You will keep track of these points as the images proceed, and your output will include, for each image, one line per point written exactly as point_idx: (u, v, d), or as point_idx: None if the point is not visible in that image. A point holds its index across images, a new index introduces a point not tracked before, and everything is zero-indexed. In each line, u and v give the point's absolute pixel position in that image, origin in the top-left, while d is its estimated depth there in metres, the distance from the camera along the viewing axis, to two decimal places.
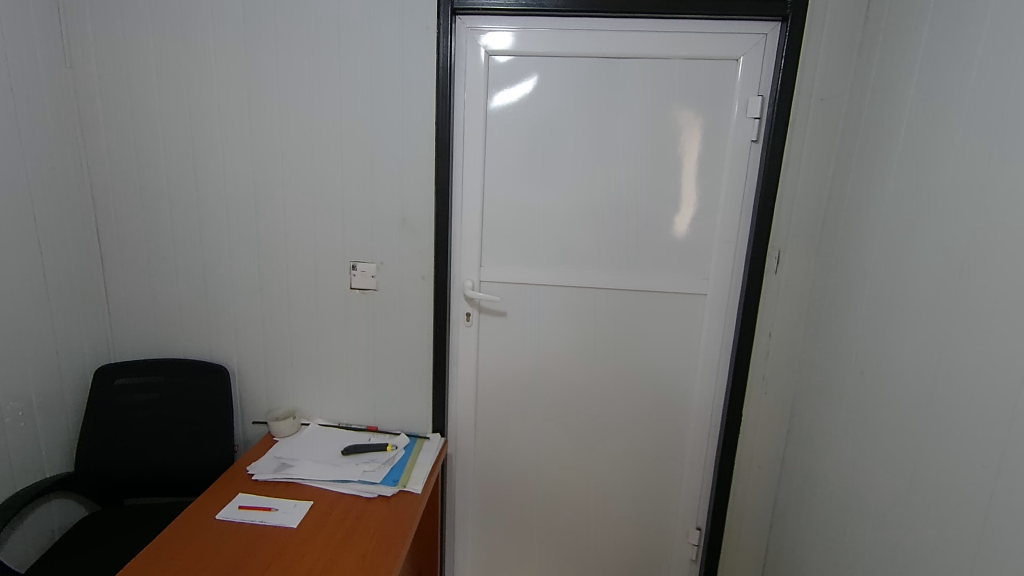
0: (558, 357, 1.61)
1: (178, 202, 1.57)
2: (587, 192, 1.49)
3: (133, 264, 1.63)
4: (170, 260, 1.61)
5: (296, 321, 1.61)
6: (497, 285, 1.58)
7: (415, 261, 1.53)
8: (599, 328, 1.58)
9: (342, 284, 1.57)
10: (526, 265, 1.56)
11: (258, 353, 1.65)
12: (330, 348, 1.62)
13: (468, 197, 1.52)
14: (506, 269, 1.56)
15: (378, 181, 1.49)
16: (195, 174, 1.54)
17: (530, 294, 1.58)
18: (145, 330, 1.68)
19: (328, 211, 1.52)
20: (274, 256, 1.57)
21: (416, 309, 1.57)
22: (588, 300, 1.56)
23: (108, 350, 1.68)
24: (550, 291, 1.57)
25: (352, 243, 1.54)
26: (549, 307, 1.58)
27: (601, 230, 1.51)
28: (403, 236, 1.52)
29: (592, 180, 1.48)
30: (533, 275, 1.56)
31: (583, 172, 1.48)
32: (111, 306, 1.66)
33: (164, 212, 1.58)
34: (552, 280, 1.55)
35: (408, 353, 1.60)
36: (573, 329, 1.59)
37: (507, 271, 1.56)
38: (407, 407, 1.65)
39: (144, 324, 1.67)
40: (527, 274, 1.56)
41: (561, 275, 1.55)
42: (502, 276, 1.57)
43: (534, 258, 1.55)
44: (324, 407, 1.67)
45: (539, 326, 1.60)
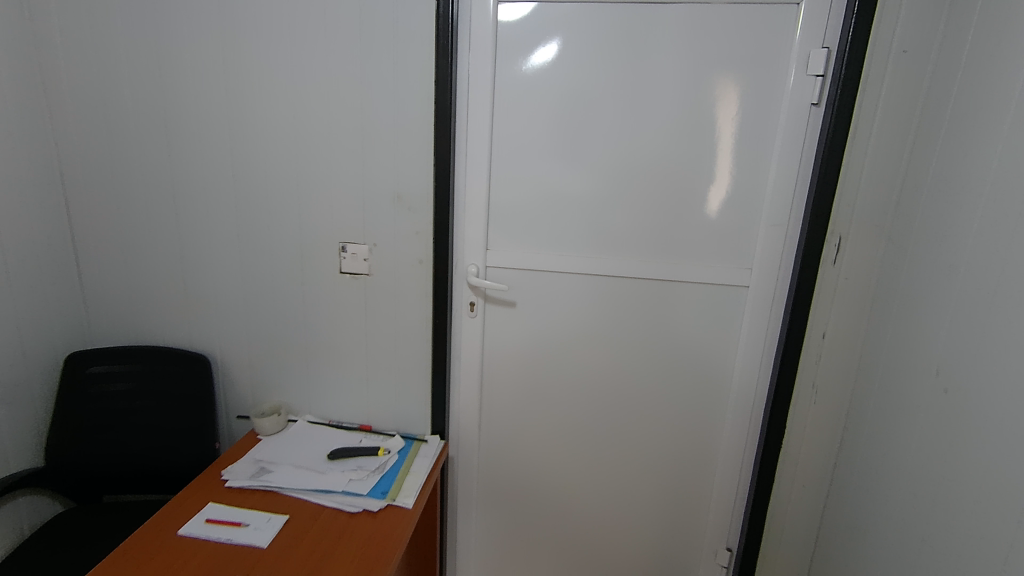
0: (573, 353, 1.42)
1: (153, 174, 1.41)
2: (612, 166, 1.27)
3: (107, 242, 1.48)
4: (147, 238, 1.46)
5: (281, 307, 1.45)
6: (506, 271, 1.38)
7: (412, 243, 1.34)
8: (621, 322, 1.38)
9: (331, 267, 1.39)
10: (541, 249, 1.36)
11: (242, 342, 1.50)
12: (320, 339, 1.45)
13: (473, 170, 1.32)
14: (517, 253, 1.37)
15: (370, 149, 1.30)
16: (169, 141, 1.38)
17: (543, 282, 1.38)
18: (123, 313, 1.54)
19: (315, 184, 1.34)
20: (256, 235, 1.40)
21: (413, 297, 1.39)
22: (609, 290, 1.36)
23: (85, 334, 1.56)
24: (566, 278, 1.37)
25: (341, 221, 1.36)
26: (564, 298, 1.38)
27: (627, 212, 1.30)
28: (397, 213, 1.33)
29: (618, 150, 1.26)
30: (547, 260, 1.36)
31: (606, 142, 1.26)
32: (86, 286, 1.53)
33: (138, 185, 1.42)
34: (570, 265, 1.35)
35: (404, 346, 1.43)
36: (592, 321, 1.39)
37: (518, 255, 1.37)
38: (403, 405, 1.48)
39: (121, 307, 1.53)
40: (541, 259, 1.36)
41: (579, 261, 1.35)
42: (512, 261, 1.37)
43: (549, 241, 1.35)
44: (313, 403, 1.51)
45: (553, 318, 1.40)
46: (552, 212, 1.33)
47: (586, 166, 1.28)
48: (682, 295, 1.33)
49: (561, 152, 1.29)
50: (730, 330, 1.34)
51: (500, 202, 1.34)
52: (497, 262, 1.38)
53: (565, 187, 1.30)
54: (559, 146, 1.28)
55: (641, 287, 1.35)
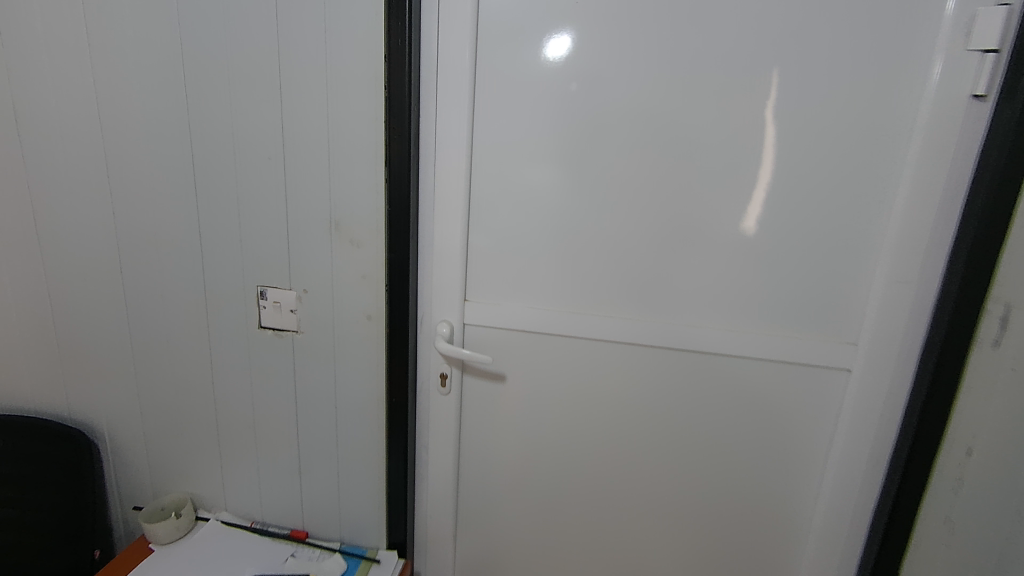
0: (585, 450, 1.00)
1: (6, 184, 1.01)
2: (649, 187, 0.86)
3: None
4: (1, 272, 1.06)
5: (181, 373, 1.04)
6: (492, 331, 0.97)
7: (356, 291, 0.93)
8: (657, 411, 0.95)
9: (245, 321, 0.98)
10: (542, 303, 0.94)
11: (133, 416, 1.09)
12: (234, 417, 1.05)
13: (445, 189, 0.91)
14: (508, 308, 0.95)
15: (296, 156, 0.89)
16: (20, 144, 0.98)
17: (545, 349, 0.96)
18: None
19: (218, 204, 0.93)
20: (145, 273, 1.00)
21: (360, 366, 0.97)
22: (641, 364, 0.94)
23: None
24: (578, 345, 0.95)
25: (256, 257, 0.94)
26: (575, 373, 0.96)
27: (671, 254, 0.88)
28: (335, 248, 0.92)
29: (660, 164, 0.85)
30: (550, 318, 0.94)
31: (641, 151, 0.85)
32: None
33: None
34: (584, 327, 0.93)
35: (349, 431, 1.02)
36: (614, 407, 0.96)
37: (509, 311, 0.95)
38: (349, 509, 1.07)
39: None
40: (542, 317, 0.94)
41: (598, 321, 0.93)
42: (501, 319, 0.95)
43: (554, 292, 0.93)
44: (229, 499, 1.11)
45: (558, 399, 0.98)
46: (558, 250, 0.91)
47: (611, 187, 0.87)
48: (749, 377, 0.91)
49: (574, 164, 0.87)
50: (814, 428, 0.92)
51: (485, 235, 0.93)
52: (479, 319, 0.96)
53: (578, 215, 0.89)
54: (570, 157, 0.87)
55: (689, 362, 0.92)
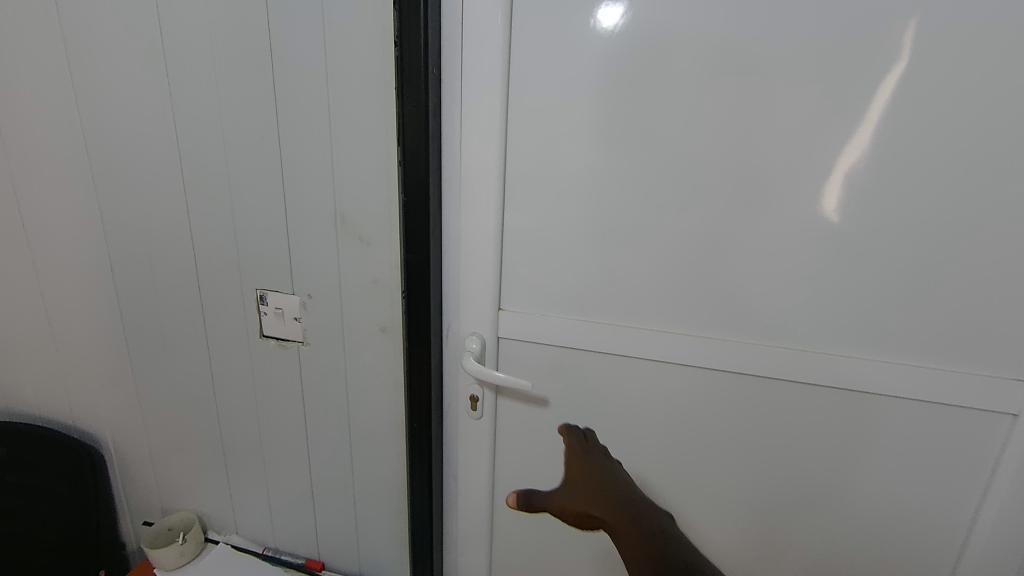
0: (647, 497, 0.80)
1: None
2: (743, 169, 0.64)
3: None
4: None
5: (180, 385, 0.92)
6: (533, 349, 0.78)
7: (369, 298, 0.77)
8: (741, 454, 0.75)
9: (245, 328, 0.85)
10: (595, 319, 0.74)
11: (136, 429, 0.99)
12: (240, 435, 0.92)
13: (474, 173, 0.72)
14: (552, 323, 0.76)
15: (293, 135, 0.73)
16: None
17: (599, 374, 0.77)
18: None
19: (210, 194, 0.79)
20: (136, 273, 0.87)
21: (374, 385, 0.82)
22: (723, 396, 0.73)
23: None
24: (642, 370, 0.75)
25: (255, 255, 0.80)
26: (636, 404, 0.76)
27: (769, 258, 0.66)
28: (341, 245, 0.76)
29: (759, 138, 0.63)
30: (606, 336, 0.74)
31: (734, 120, 0.62)
32: None
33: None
34: (649, 348, 0.73)
35: (365, 457, 0.87)
36: (685, 448, 0.77)
37: (554, 326, 0.76)
38: (367, 541, 0.93)
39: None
40: (595, 335, 0.74)
41: (668, 342, 0.72)
42: (543, 335, 0.77)
43: (611, 305, 0.73)
44: (239, 521, 0.99)
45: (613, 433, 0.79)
46: (617, 252, 0.71)
47: (690, 170, 0.65)
48: (871, 420, 0.69)
49: (641, 140, 0.66)
50: (959, 487, 0.69)
51: (524, 232, 0.73)
52: (516, 333, 0.78)
53: (644, 208, 0.68)
54: (636, 131, 0.66)
55: (788, 397, 0.70)
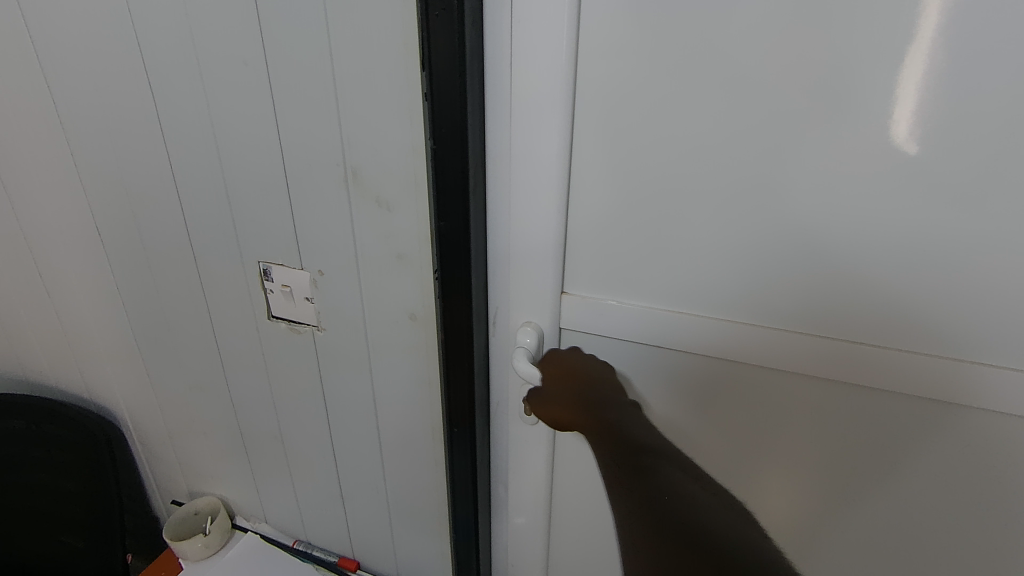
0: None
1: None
2: (974, 93, 0.39)
3: None
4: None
5: (191, 366, 0.80)
6: (606, 346, 0.59)
7: (393, 276, 0.60)
8: (892, 505, 0.54)
9: (252, 307, 0.70)
10: (702, 312, 0.53)
11: (151, 409, 0.89)
12: (258, 424, 0.80)
13: (527, 108, 0.50)
14: (635, 315, 0.55)
15: (282, 58, 0.53)
16: None
17: (694, 385, 0.56)
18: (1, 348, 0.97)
19: (192, 141, 0.62)
20: (126, 238, 0.73)
21: (405, 380, 0.66)
22: (880, 428, 0.51)
23: None
24: (761, 386, 0.53)
25: (253, 221, 0.64)
26: (742, 427, 0.56)
27: (992, 242, 0.42)
28: (354, 209, 0.58)
29: (1003, 45, 0.38)
30: (709, 338, 0.53)
31: (967, 8, 0.38)
32: None
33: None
34: (781, 357, 0.51)
35: (399, 458, 0.73)
36: (813, 489, 0.56)
37: (637, 319, 0.56)
38: (406, 545, 0.81)
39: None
40: (701, 333, 0.53)
41: (809, 355, 0.50)
42: (619, 329, 0.57)
43: (725, 294, 0.52)
44: (267, 511, 0.89)
45: (707, 459, 0.60)
46: (744, 221, 0.48)
47: (874, 96, 0.41)
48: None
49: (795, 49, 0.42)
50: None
51: (601, 190, 0.52)
52: (582, 326, 0.59)
53: (792, 155, 0.45)
54: (788, 33, 0.42)
55: (990, 443, 0.48)
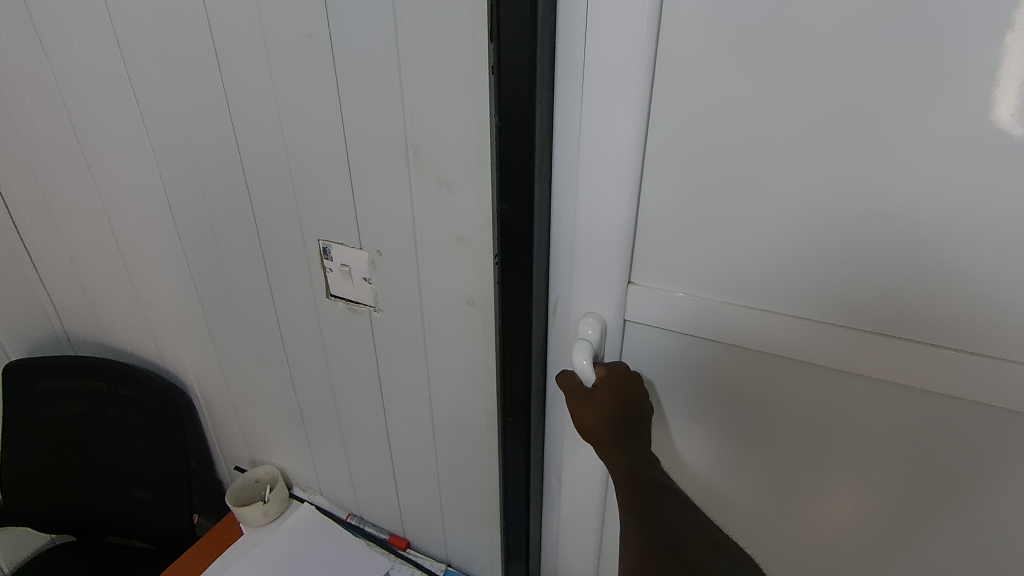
0: (812, 544, 0.59)
1: (40, 97, 0.79)
2: None
3: (31, 210, 0.93)
4: (64, 206, 0.88)
5: (253, 340, 0.81)
6: (671, 343, 0.55)
7: (451, 260, 0.58)
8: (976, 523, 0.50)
9: (311, 285, 0.70)
10: (780, 311, 0.49)
11: (217, 379, 0.92)
12: (315, 400, 0.81)
13: (596, 86, 0.47)
14: (703, 312, 0.52)
15: (347, 32, 0.52)
16: (42, 44, 0.73)
17: (761, 386, 0.53)
18: (84, 313, 1.03)
19: (256, 117, 0.62)
20: (194, 213, 0.75)
21: (461, 366, 0.65)
22: (973, 445, 0.47)
23: (64, 339, 1.10)
24: (841, 393, 0.50)
25: (315, 200, 0.63)
26: (813, 431, 0.53)
27: None
28: (413, 190, 0.56)
29: None
30: (785, 340, 0.49)
31: None
32: (41, 273, 1.02)
33: (30, 118, 0.82)
34: (866, 365, 0.47)
35: (451, 443, 0.72)
36: (892, 502, 0.53)
37: (706, 317, 0.52)
38: (455, 529, 0.81)
39: (74, 304, 1.02)
40: (778, 335, 0.49)
41: (895, 360, 0.46)
42: (686, 325, 0.53)
43: (809, 291, 0.47)
44: (323, 484, 0.91)
45: (777, 463, 0.57)
46: (837, 214, 0.44)
47: (1014, 70, 0.36)
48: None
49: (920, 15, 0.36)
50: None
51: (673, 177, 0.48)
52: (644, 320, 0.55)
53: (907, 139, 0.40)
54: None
55: None
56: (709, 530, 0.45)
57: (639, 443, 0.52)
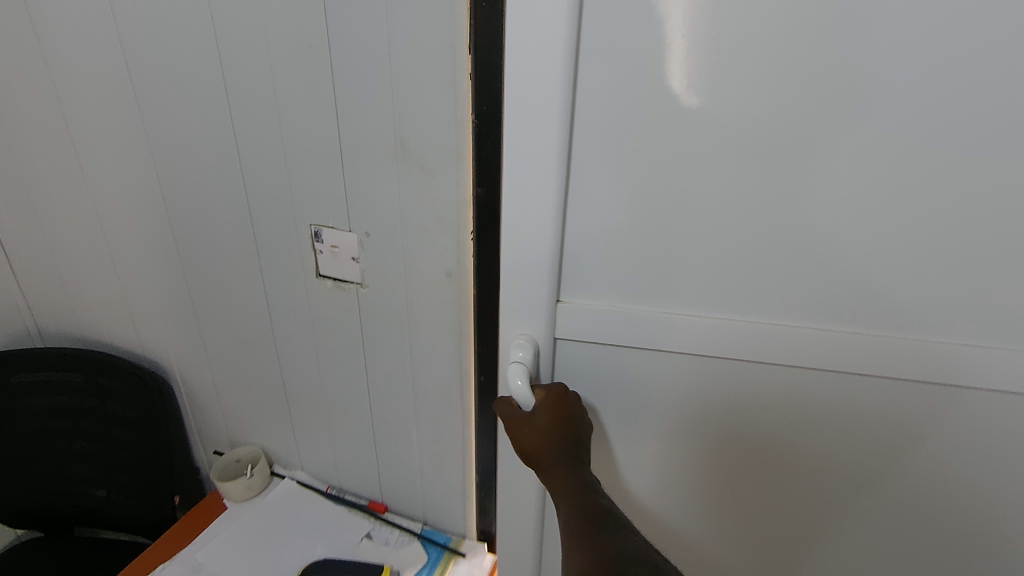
0: (751, 526, 0.68)
1: (32, 96, 0.84)
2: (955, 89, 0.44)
3: (13, 205, 0.97)
4: (50, 198, 0.93)
5: (241, 323, 0.88)
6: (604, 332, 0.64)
7: (432, 237, 0.68)
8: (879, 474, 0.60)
9: (303, 266, 0.78)
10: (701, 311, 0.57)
11: (201, 364, 0.97)
12: (300, 377, 0.89)
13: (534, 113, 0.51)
14: (636, 317, 0.58)
15: (344, 43, 0.61)
16: (41, 48, 0.79)
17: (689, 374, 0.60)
18: (61, 307, 1.06)
19: (256, 112, 0.70)
20: (188, 204, 0.81)
21: (439, 334, 0.74)
22: (856, 408, 0.57)
23: (34, 337, 1.11)
24: (748, 377, 0.59)
25: (309, 188, 0.71)
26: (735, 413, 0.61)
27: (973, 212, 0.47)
28: (401, 178, 0.66)
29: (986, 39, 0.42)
30: (712, 333, 0.57)
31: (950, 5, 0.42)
32: (16, 269, 1.05)
33: (20, 113, 0.86)
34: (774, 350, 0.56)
35: (430, 406, 0.81)
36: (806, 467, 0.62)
37: (637, 322, 0.58)
38: (432, 491, 0.89)
39: (51, 297, 1.05)
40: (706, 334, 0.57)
41: (802, 345, 0.55)
42: (620, 327, 0.59)
43: (735, 290, 0.55)
44: (305, 458, 0.98)
45: (716, 449, 0.64)
46: (760, 226, 0.52)
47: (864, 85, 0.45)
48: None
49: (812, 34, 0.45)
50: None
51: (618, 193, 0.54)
52: (594, 333, 0.60)
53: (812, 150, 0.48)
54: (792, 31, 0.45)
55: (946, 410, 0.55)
56: (651, 553, 0.45)
57: (582, 465, 0.56)
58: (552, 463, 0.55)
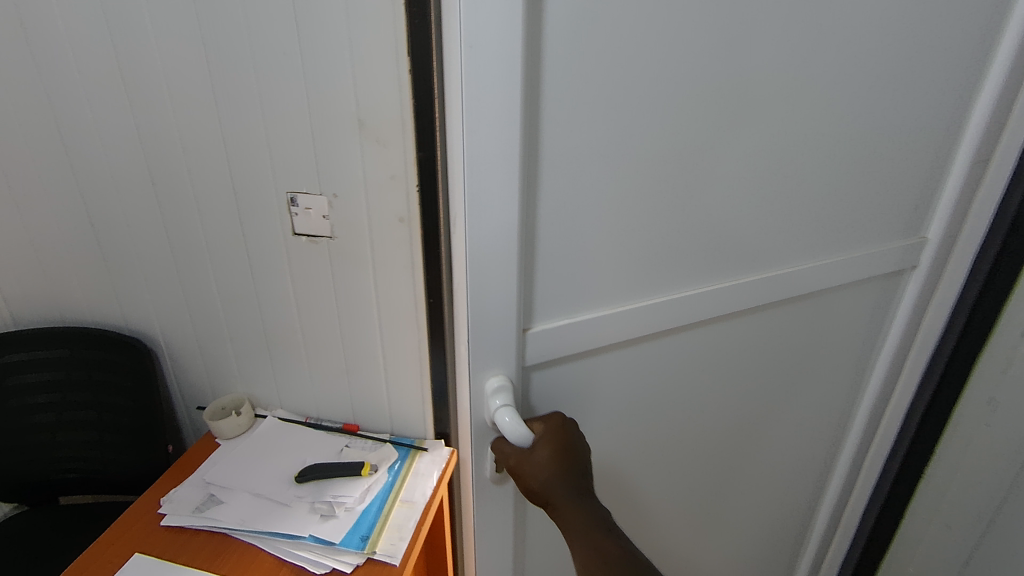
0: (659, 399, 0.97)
1: (26, 102, 0.99)
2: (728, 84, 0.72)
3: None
4: (36, 189, 1.06)
5: (225, 283, 1.07)
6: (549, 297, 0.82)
7: (387, 192, 0.91)
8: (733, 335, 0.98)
9: (282, 228, 0.99)
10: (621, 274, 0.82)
11: (186, 326, 1.14)
12: (280, 323, 1.08)
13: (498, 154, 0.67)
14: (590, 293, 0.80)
15: (313, 51, 0.84)
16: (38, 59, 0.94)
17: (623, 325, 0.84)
18: (40, 292, 1.18)
19: (241, 106, 0.90)
20: (177, 183, 0.99)
21: (396, 269, 0.98)
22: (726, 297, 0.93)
23: (12, 322, 1.22)
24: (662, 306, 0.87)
25: (287, 163, 0.93)
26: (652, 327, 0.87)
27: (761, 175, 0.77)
28: (361, 149, 0.89)
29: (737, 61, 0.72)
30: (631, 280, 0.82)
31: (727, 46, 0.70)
32: None
33: (10, 117, 1.01)
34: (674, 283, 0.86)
35: (391, 331, 1.04)
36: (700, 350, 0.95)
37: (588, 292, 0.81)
38: (397, 404, 1.12)
39: (30, 283, 1.17)
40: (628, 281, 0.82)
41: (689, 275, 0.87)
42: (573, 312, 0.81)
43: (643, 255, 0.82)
44: (284, 396, 1.17)
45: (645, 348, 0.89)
46: (678, 215, 0.83)
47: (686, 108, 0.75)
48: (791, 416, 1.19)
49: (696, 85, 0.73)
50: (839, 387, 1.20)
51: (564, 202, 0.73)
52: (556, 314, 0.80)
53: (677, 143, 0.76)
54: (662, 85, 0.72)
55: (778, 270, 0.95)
56: None
57: (584, 499, 0.75)
58: (560, 499, 0.75)
